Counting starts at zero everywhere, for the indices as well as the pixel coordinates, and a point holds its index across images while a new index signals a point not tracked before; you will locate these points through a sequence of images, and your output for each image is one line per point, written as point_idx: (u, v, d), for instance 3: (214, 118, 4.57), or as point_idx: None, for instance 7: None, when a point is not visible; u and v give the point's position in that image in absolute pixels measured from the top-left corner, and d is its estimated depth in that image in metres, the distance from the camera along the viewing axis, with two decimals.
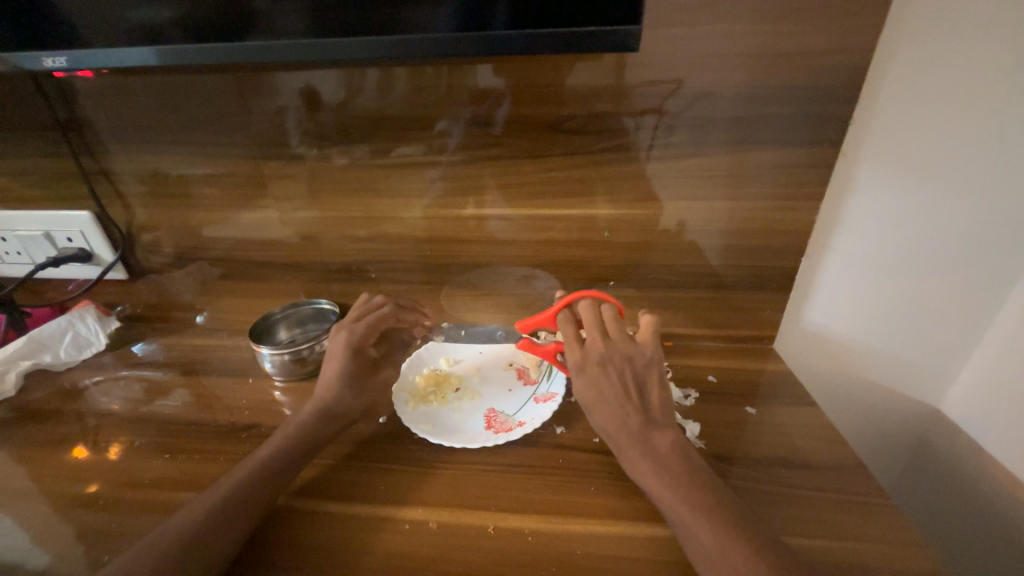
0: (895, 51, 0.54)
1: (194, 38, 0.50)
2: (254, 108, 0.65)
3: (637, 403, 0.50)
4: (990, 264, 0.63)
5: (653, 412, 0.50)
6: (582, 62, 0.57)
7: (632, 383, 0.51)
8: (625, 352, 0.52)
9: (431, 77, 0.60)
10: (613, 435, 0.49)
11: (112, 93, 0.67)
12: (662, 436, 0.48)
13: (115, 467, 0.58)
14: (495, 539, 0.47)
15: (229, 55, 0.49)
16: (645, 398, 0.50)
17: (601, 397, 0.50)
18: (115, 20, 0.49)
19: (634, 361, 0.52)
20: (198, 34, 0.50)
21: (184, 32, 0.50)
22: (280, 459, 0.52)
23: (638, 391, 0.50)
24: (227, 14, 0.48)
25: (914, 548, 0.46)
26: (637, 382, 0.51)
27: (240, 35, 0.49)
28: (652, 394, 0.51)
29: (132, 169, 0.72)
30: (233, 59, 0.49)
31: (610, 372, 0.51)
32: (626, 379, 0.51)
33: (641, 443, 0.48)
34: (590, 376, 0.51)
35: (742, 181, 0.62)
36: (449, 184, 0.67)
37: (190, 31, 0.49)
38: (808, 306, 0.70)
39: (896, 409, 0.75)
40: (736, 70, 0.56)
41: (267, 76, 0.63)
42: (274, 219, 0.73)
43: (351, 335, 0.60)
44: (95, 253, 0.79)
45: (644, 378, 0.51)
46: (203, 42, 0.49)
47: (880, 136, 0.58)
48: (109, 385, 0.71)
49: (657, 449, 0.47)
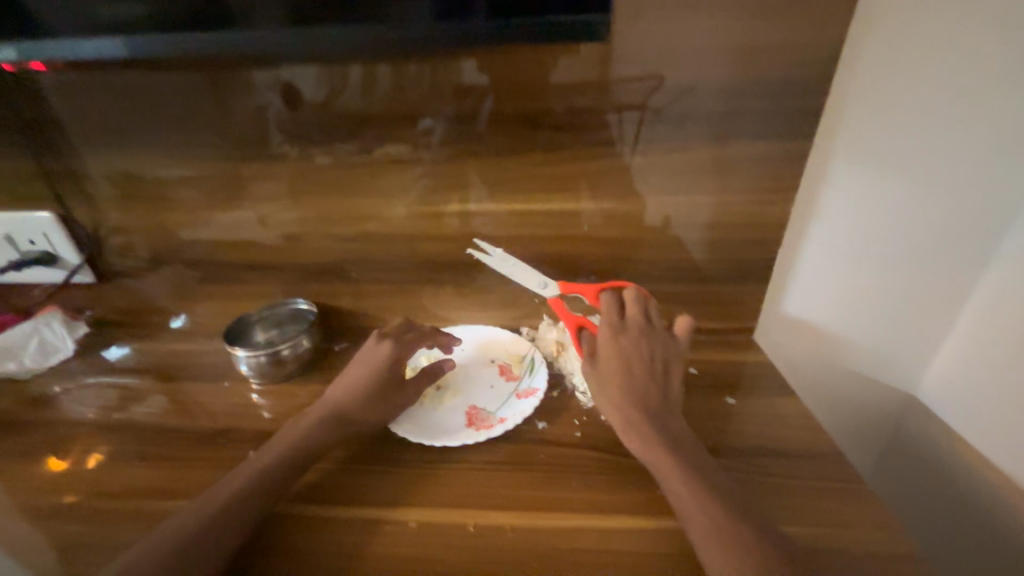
0: (867, 44, 0.55)
1: (158, 31, 0.48)
2: (225, 103, 0.63)
3: (659, 383, 0.52)
4: (961, 254, 0.65)
5: (673, 401, 0.52)
6: (560, 56, 0.57)
7: (660, 365, 0.53)
8: (664, 341, 0.55)
9: (408, 72, 0.59)
10: (626, 407, 0.50)
11: (75, 89, 0.64)
12: (679, 422, 0.50)
13: (86, 477, 0.56)
14: (478, 537, 0.47)
15: (195, 48, 0.48)
16: (666, 381, 0.53)
17: (626, 368, 0.52)
18: (79, 13, 0.48)
19: (666, 346, 0.54)
20: (166, 27, 0.48)
21: (152, 25, 0.48)
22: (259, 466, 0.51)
23: (662, 373, 0.53)
24: (193, 6, 0.47)
25: (891, 532, 0.47)
26: (663, 366, 0.53)
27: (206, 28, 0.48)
28: (673, 382, 0.53)
29: (99, 169, 0.70)
30: (199, 52, 0.48)
31: (642, 349, 0.53)
32: (656, 360, 0.53)
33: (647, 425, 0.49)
34: (623, 345, 0.54)
35: (722, 174, 0.62)
36: (429, 180, 0.66)
37: (159, 24, 0.48)
38: (787, 296, 0.71)
39: (873, 397, 0.77)
40: (715, 64, 0.56)
41: (238, 71, 0.61)
42: (251, 219, 0.71)
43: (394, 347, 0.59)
44: (60, 256, 0.76)
45: (670, 366, 0.54)
46: (165, 33, 0.48)
47: (853, 128, 0.59)
48: (80, 392, 0.69)
49: (675, 432, 0.49)
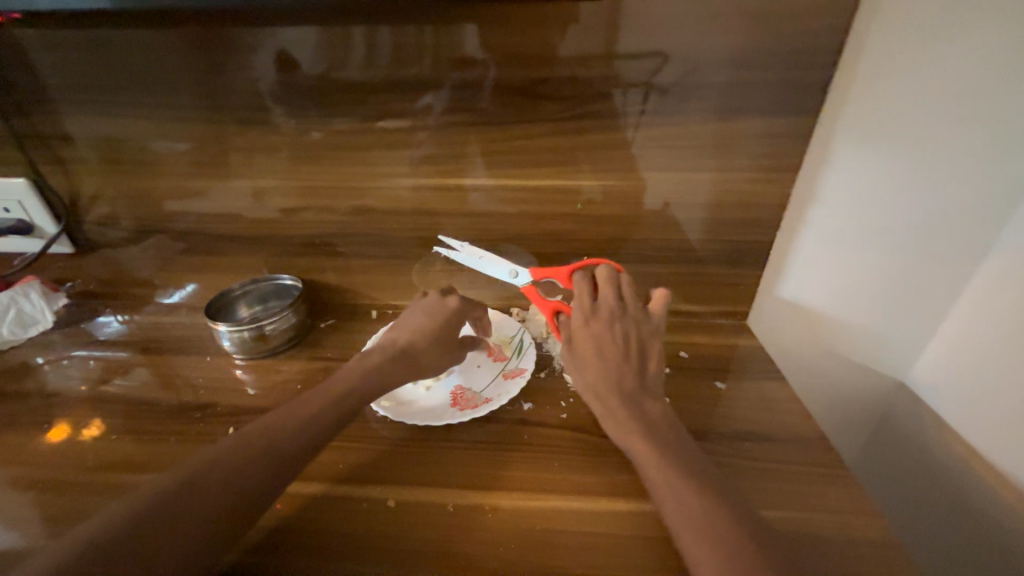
0: (881, 14, 0.52)
1: None
2: (203, 65, 0.60)
3: (636, 365, 0.49)
4: (959, 241, 0.64)
5: (650, 380, 0.49)
6: (554, 21, 0.54)
7: (635, 347, 0.50)
8: (638, 320, 0.51)
9: (394, 36, 0.56)
10: (602, 392, 0.48)
11: (43, 47, 0.61)
12: (655, 404, 0.48)
13: (67, 448, 0.56)
14: (455, 515, 0.47)
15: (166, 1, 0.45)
16: (642, 362, 0.50)
17: (597, 354, 0.49)
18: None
19: (640, 325, 0.51)
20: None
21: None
22: None
23: (639, 355, 0.50)
24: None
25: (870, 516, 0.47)
26: (640, 347, 0.50)
27: None
28: (650, 362, 0.50)
29: (73, 133, 0.67)
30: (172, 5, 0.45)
31: (614, 331, 0.50)
32: (630, 342, 0.50)
33: (621, 408, 0.47)
34: (593, 330, 0.50)
35: (719, 152, 0.60)
36: (416, 153, 0.64)
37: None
38: (781, 281, 0.70)
39: (860, 383, 0.77)
40: (722, 32, 0.53)
41: (215, 31, 0.58)
42: (235, 190, 0.69)
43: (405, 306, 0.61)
44: (37, 224, 0.74)
45: (647, 345, 0.51)
46: None
47: (858, 105, 0.57)
48: (61, 364, 0.68)
49: (651, 415, 0.47)
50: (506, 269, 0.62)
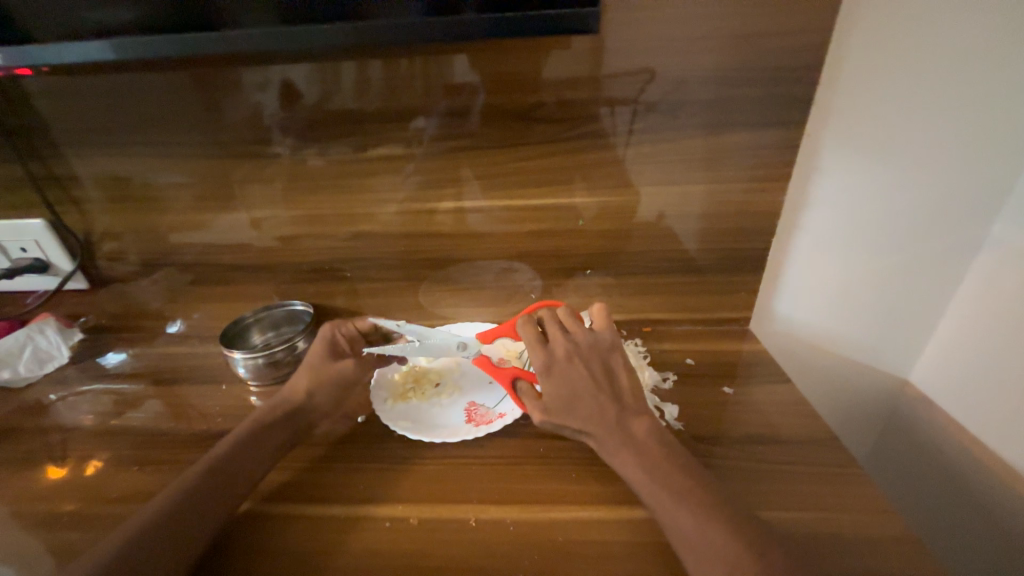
0: (854, 32, 0.55)
1: (146, 32, 0.48)
2: (215, 104, 0.63)
3: (610, 389, 0.50)
4: (950, 237, 0.66)
5: (628, 399, 0.50)
6: (550, 50, 0.57)
7: (602, 373, 0.51)
8: (590, 345, 0.53)
9: (398, 69, 0.59)
10: (593, 427, 0.48)
11: (61, 94, 0.64)
12: (640, 422, 0.48)
13: (84, 483, 0.56)
14: (478, 530, 0.47)
15: (181, 49, 0.47)
16: (615, 383, 0.51)
17: (573, 395, 0.49)
18: (68, 14, 0.48)
19: (597, 349, 0.53)
20: (156, 28, 0.48)
21: (142, 26, 0.48)
22: (258, 468, 0.51)
23: (608, 380, 0.50)
24: (182, 5, 0.47)
25: (888, 514, 0.47)
26: (606, 370, 0.51)
27: (194, 27, 0.48)
28: (622, 378, 0.51)
29: (87, 173, 0.69)
30: (187, 52, 0.47)
31: (577, 368, 0.51)
32: (595, 370, 0.51)
33: (621, 429, 0.48)
34: (558, 375, 0.50)
35: (713, 165, 0.62)
36: (421, 178, 0.66)
37: (147, 24, 0.48)
38: (781, 285, 0.71)
39: (866, 383, 0.78)
40: (704, 53, 0.56)
41: (227, 71, 0.61)
42: (244, 220, 0.71)
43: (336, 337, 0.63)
44: (53, 262, 0.75)
45: (610, 365, 0.52)
46: (153, 34, 0.48)
47: (841, 115, 0.59)
48: (75, 399, 0.68)
49: (637, 435, 0.47)
50: (454, 342, 0.61)
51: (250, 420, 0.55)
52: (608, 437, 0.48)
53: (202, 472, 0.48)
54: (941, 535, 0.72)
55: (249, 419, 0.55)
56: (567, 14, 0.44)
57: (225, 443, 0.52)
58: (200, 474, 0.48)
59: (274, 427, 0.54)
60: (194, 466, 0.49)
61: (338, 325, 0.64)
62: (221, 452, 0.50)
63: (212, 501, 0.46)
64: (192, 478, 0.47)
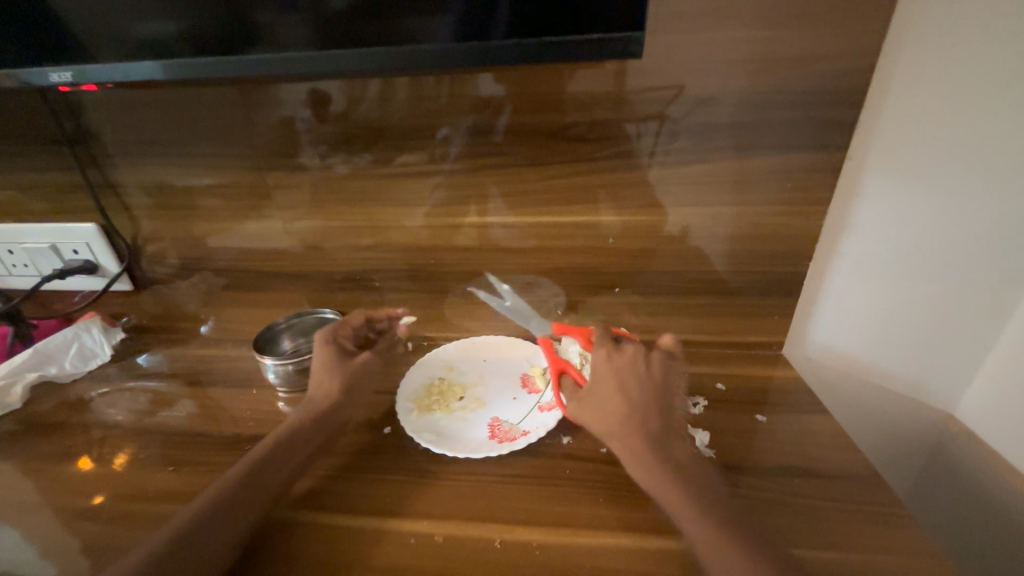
0: (900, 53, 0.54)
1: (206, 55, 0.51)
2: (258, 118, 0.66)
3: (661, 412, 0.50)
4: (1000, 267, 0.63)
5: (672, 425, 0.50)
6: (584, 70, 0.57)
7: (660, 392, 0.51)
8: (660, 364, 0.53)
9: (434, 86, 0.61)
10: (624, 441, 0.48)
11: (118, 106, 0.67)
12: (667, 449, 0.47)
13: (119, 479, 0.58)
14: (503, 551, 0.46)
15: (237, 68, 0.50)
16: (668, 405, 0.51)
17: (609, 410, 0.50)
18: (131, 35, 0.50)
19: (666, 370, 0.53)
20: (209, 49, 0.50)
21: (200, 47, 0.50)
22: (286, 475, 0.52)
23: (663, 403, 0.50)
24: (237, 28, 0.49)
25: (933, 560, 0.44)
26: (666, 393, 0.51)
27: (245, 48, 0.50)
28: (675, 406, 0.51)
29: (136, 180, 0.73)
30: (241, 71, 0.50)
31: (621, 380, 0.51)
32: (655, 387, 0.51)
33: (656, 453, 0.47)
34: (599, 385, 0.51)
35: (748, 186, 0.61)
36: (451, 192, 0.67)
37: (202, 46, 0.50)
38: (816, 311, 0.69)
39: (907, 416, 0.74)
40: (737, 75, 0.56)
41: (271, 87, 0.63)
42: (279, 229, 0.73)
43: (333, 333, 0.65)
44: (100, 264, 0.79)
45: (672, 391, 0.52)
46: (212, 55, 0.50)
47: (884, 139, 0.58)
48: (114, 396, 0.71)
49: (664, 463, 0.46)
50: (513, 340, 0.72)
51: (285, 424, 0.55)
52: (639, 460, 0.47)
53: (237, 476, 0.49)
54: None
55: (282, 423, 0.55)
56: (602, 38, 0.45)
57: (261, 446, 0.53)
58: (240, 475, 0.49)
59: (309, 430, 0.55)
60: (236, 467, 0.50)
61: (338, 329, 0.65)
62: (255, 456, 0.51)
63: (246, 506, 0.47)
64: (232, 478, 0.48)
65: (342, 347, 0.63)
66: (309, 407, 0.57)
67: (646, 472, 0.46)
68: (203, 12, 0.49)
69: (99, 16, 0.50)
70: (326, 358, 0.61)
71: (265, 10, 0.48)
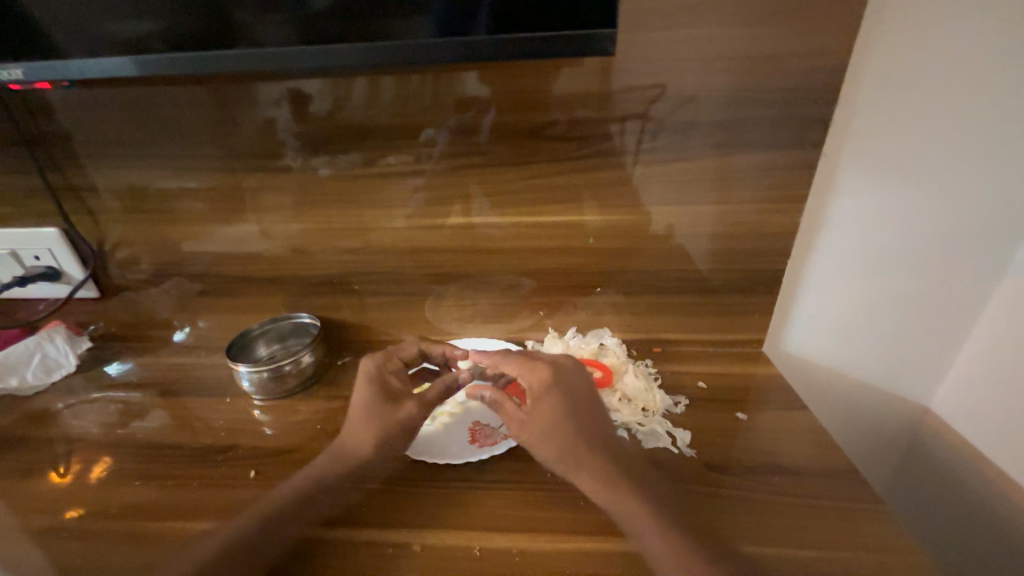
0: (873, 53, 0.55)
1: (176, 51, 0.49)
2: (241, 117, 0.64)
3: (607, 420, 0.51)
4: (971, 262, 0.64)
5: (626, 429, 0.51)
6: (565, 69, 0.57)
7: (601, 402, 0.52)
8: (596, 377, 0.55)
9: (417, 85, 0.59)
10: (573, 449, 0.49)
11: (81, 106, 0.65)
12: None
13: (84, 495, 0.55)
14: (482, 560, 0.45)
15: (209, 65, 0.48)
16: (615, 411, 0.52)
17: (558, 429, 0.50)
18: (95, 31, 0.48)
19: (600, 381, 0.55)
20: (182, 46, 0.48)
21: (169, 43, 0.48)
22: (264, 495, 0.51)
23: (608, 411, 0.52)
24: (209, 24, 0.47)
25: (913, 555, 0.45)
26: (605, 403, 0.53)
27: (217, 45, 0.48)
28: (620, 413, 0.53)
29: (103, 183, 0.70)
30: (214, 68, 0.48)
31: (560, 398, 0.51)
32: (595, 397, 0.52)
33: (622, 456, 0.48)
34: (539, 405, 0.51)
35: (727, 184, 0.61)
36: (432, 193, 0.66)
37: (174, 43, 0.48)
38: (795, 308, 0.69)
39: (885, 411, 0.75)
40: (720, 74, 0.56)
41: (248, 85, 0.62)
42: (254, 232, 0.71)
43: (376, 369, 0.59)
44: (65, 271, 0.76)
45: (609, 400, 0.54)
46: (184, 50, 0.48)
47: (858, 137, 0.59)
48: (81, 408, 0.68)
49: None
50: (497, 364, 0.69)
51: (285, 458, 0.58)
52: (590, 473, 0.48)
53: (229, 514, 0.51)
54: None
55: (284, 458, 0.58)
56: (588, 34, 0.44)
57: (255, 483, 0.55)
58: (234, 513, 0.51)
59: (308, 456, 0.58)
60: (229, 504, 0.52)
61: (384, 363, 0.60)
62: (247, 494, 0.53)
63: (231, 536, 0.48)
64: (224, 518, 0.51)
65: (386, 386, 0.57)
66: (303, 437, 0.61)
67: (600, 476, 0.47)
68: (176, 8, 0.47)
69: (60, 9, 0.47)
70: (369, 400, 0.56)
71: (244, 10, 0.46)
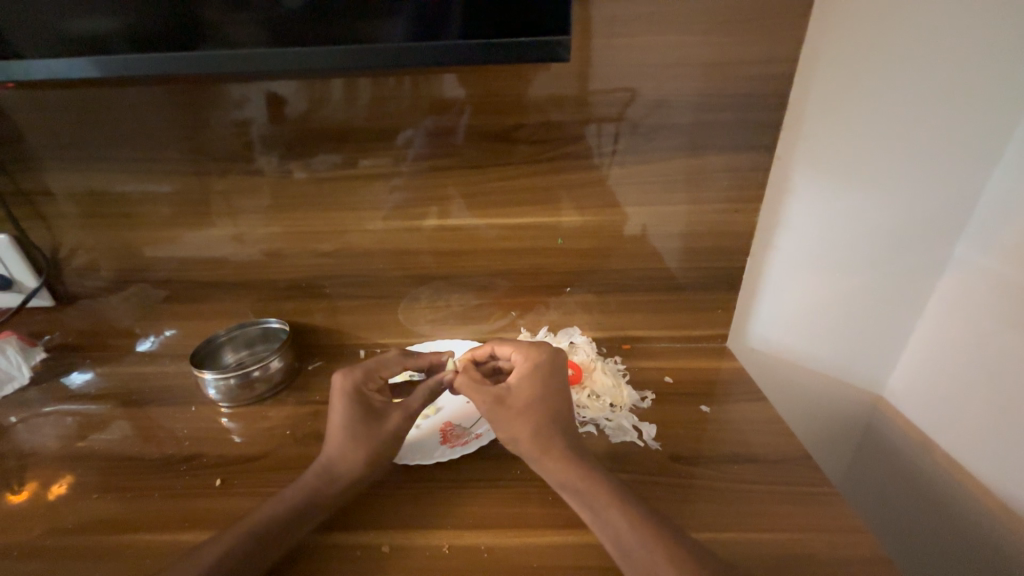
0: (819, 60, 0.58)
1: (139, 50, 0.47)
2: (212, 119, 0.62)
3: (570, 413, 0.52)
4: (915, 256, 0.68)
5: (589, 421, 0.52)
6: (537, 73, 0.58)
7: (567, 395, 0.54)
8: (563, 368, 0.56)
9: (394, 88, 0.60)
10: (539, 441, 0.49)
11: (33, 106, 0.63)
12: None
13: (37, 511, 0.53)
14: (450, 558, 0.46)
15: (174, 66, 0.47)
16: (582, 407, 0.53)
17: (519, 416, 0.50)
18: (52, 31, 0.47)
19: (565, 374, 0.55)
20: (146, 46, 0.47)
21: (130, 42, 0.47)
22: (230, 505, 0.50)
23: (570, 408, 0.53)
24: (175, 24, 0.46)
25: (864, 534, 0.47)
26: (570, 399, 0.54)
27: (182, 45, 0.47)
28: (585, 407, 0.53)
29: (60, 187, 0.68)
30: (178, 68, 0.47)
31: (534, 386, 0.53)
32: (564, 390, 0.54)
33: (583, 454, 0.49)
34: (512, 391, 0.52)
35: (689, 185, 0.64)
36: (407, 195, 0.66)
37: (138, 44, 0.47)
38: (756, 304, 0.72)
39: (842, 400, 0.79)
40: (685, 79, 0.58)
41: (218, 86, 0.60)
42: (221, 237, 0.70)
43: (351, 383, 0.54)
44: (16, 279, 0.73)
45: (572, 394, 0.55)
46: (148, 51, 0.47)
47: (810, 140, 0.62)
48: (35, 421, 0.66)
49: None
50: None
51: (252, 465, 0.57)
52: (559, 465, 0.48)
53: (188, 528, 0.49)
54: (926, 560, 0.71)
55: (249, 466, 0.57)
56: (554, 40, 0.45)
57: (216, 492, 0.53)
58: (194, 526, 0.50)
59: (273, 465, 0.57)
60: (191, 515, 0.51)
61: (363, 379, 0.55)
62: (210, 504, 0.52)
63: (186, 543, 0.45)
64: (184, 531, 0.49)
65: (366, 400, 0.54)
66: (266, 445, 0.60)
67: (559, 470, 0.48)
68: (141, 7, 0.46)
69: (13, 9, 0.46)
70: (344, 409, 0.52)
71: (211, 9, 0.46)
